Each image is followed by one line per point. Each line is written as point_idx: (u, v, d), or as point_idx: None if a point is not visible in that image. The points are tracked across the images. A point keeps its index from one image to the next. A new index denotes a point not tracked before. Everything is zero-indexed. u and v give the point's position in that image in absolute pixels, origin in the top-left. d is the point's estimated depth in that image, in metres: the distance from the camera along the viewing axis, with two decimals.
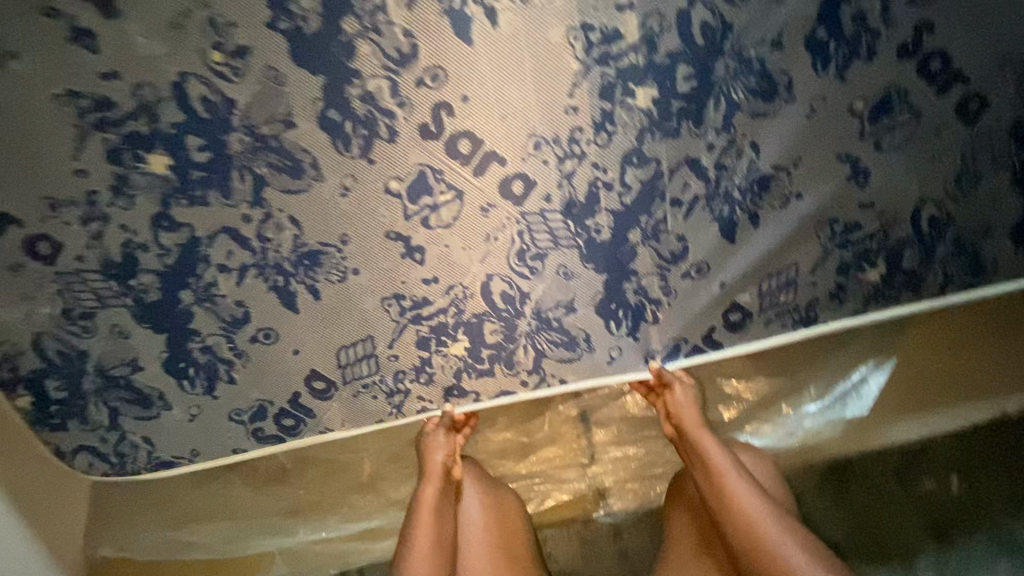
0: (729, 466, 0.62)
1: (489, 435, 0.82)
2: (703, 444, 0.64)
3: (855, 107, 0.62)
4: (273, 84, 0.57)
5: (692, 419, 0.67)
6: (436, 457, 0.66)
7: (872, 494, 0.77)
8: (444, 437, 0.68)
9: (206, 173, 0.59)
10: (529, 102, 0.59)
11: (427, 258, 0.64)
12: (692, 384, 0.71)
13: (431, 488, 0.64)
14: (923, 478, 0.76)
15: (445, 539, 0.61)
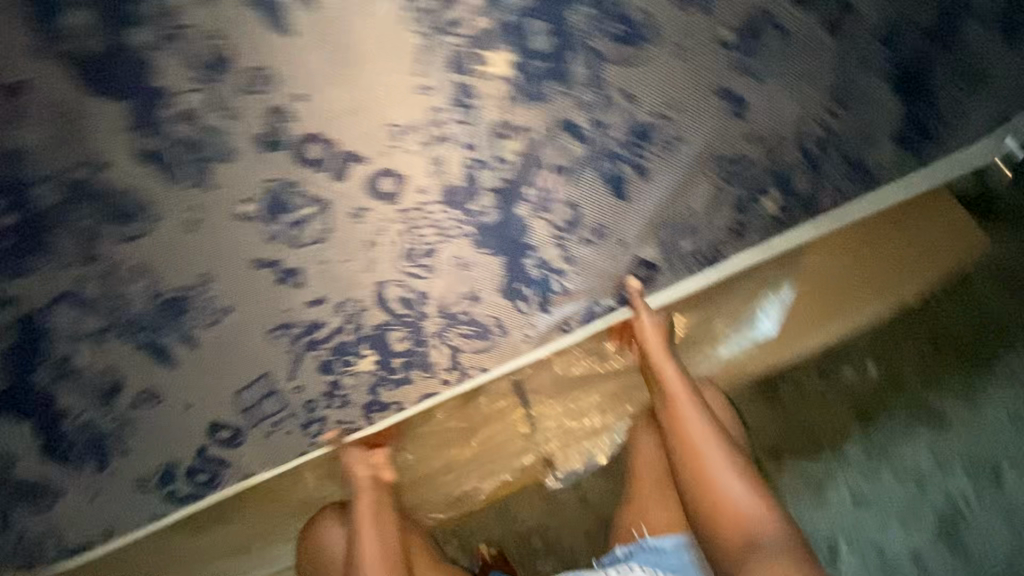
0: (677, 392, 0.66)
1: (422, 433, 0.78)
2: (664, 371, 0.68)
3: (725, 38, 0.58)
4: (62, 123, 0.47)
5: (656, 352, 0.69)
6: (361, 471, 0.68)
7: (796, 394, 0.85)
8: (362, 455, 0.69)
9: (17, 240, 0.51)
10: (376, 91, 0.53)
11: (307, 279, 0.59)
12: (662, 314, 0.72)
13: (365, 497, 0.65)
14: (843, 368, 0.84)
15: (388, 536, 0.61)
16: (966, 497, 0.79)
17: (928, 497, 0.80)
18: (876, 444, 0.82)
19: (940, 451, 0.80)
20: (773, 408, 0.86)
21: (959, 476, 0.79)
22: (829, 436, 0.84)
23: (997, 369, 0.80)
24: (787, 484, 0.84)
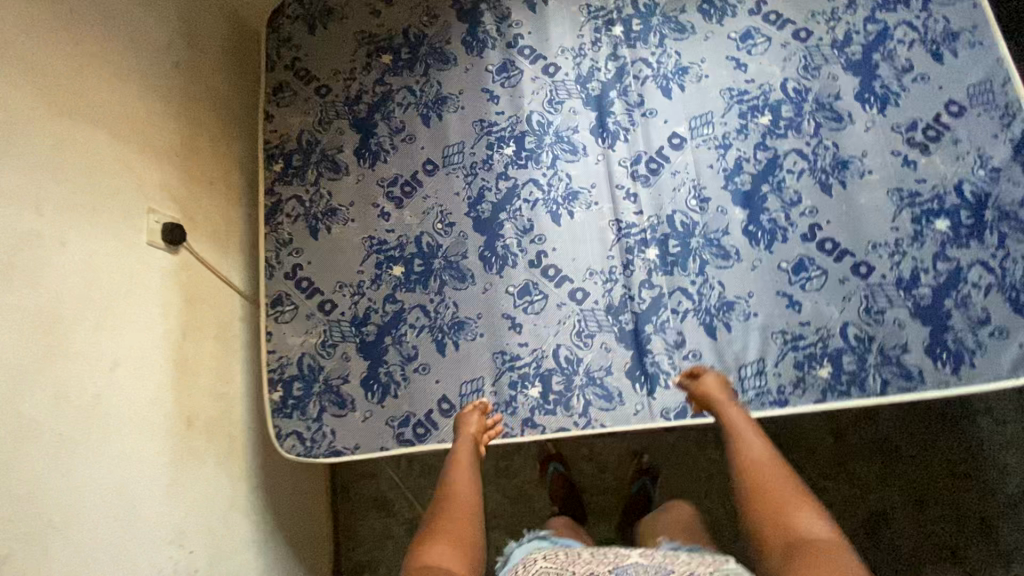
0: (748, 438, 0.89)
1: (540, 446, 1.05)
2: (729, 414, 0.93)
3: (781, 264, 1.06)
4: (462, 238, 1.16)
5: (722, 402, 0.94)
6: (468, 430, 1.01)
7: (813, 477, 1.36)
8: (477, 415, 1.03)
9: (418, 276, 1.15)
10: (589, 253, 1.12)
11: (524, 330, 1.10)
12: (722, 378, 0.98)
13: (461, 448, 0.98)
14: (842, 468, 1.36)
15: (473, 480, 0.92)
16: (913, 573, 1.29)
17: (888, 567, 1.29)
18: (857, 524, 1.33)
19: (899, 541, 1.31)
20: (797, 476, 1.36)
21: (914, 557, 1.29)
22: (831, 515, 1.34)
23: (955, 504, 1.30)
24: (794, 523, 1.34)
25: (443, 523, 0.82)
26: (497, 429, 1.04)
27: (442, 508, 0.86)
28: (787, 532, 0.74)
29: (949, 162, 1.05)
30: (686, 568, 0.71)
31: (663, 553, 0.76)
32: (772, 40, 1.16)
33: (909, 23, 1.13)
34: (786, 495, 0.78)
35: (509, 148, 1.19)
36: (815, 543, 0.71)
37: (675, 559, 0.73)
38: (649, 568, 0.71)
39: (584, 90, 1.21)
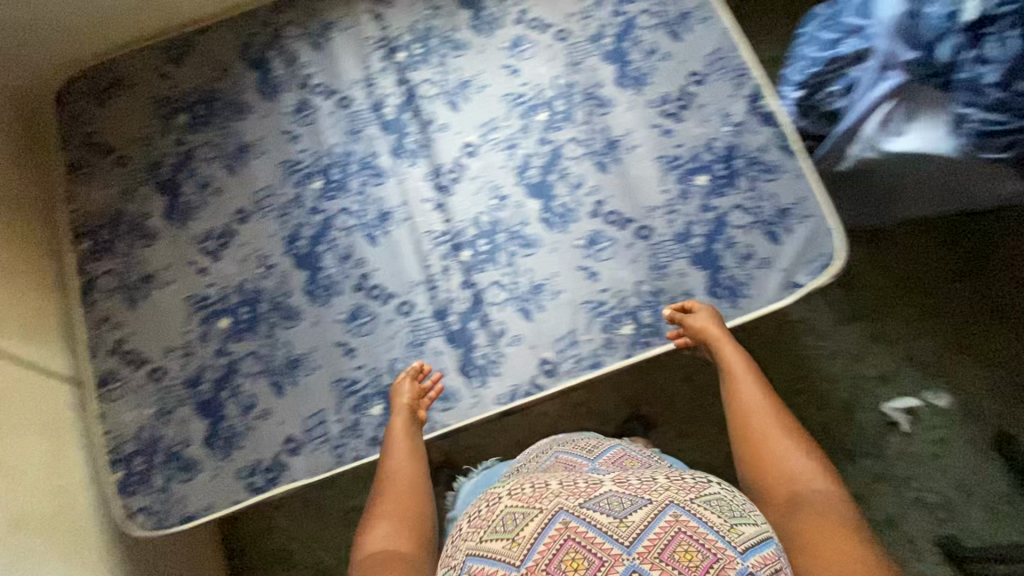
0: (739, 374, 0.96)
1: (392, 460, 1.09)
2: (726, 351, 1.00)
3: (578, 242, 1.17)
4: (284, 278, 1.18)
5: (715, 337, 1.03)
6: (400, 400, 1.05)
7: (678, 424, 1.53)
8: (410, 383, 1.06)
9: (247, 324, 1.16)
10: (408, 266, 1.17)
11: (358, 352, 1.13)
12: (708, 310, 1.07)
13: (394, 419, 1.03)
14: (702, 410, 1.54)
15: (410, 453, 0.96)
16: None
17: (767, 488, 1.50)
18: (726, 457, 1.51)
19: None
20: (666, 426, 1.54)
21: None
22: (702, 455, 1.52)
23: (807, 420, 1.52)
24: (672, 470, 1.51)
25: (384, 503, 0.86)
26: (436, 390, 1.08)
27: (385, 489, 0.90)
28: (780, 472, 0.80)
29: (699, 124, 1.20)
30: (553, 505, 0.69)
31: (557, 483, 0.75)
32: (538, 43, 1.28)
33: (649, 11, 1.27)
34: (777, 433, 0.84)
35: (317, 183, 1.23)
36: (795, 478, 0.78)
37: (546, 495, 0.72)
38: (517, 513, 0.71)
39: (379, 115, 1.27)
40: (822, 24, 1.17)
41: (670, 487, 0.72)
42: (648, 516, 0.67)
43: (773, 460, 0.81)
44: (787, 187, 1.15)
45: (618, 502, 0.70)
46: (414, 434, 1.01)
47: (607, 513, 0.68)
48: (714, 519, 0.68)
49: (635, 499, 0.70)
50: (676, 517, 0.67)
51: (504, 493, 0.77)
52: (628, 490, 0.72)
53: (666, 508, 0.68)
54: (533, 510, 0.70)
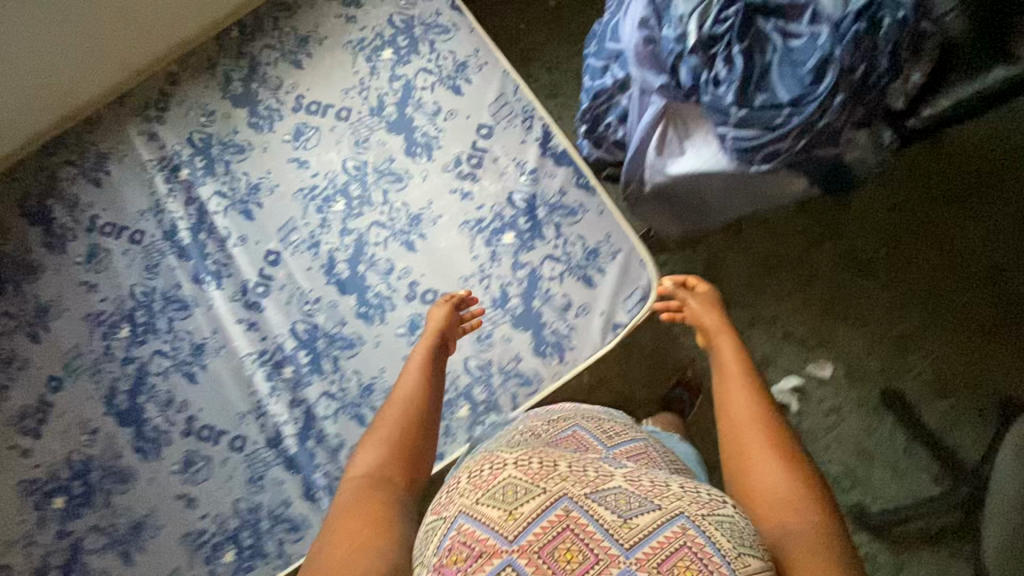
0: (731, 363, 0.81)
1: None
2: (721, 336, 0.88)
3: (398, 331, 1.11)
4: (110, 440, 1.12)
5: (713, 324, 0.91)
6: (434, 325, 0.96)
7: None
8: (445, 308, 0.99)
9: (78, 498, 1.09)
10: (233, 398, 1.12)
11: (199, 502, 1.08)
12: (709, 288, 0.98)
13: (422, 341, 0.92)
14: None
15: (435, 379, 0.85)
16: None
17: None
18: None
19: None
20: None
21: None
22: None
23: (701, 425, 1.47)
24: None
25: (386, 418, 0.76)
26: (469, 326, 1.03)
27: (390, 408, 0.78)
28: (762, 487, 0.65)
29: (495, 180, 1.16)
30: (557, 487, 0.55)
31: (566, 461, 0.60)
32: (321, 129, 1.21)
33: (425, 69, 1.22)
34: (764, 445, 0.68)
35: (124, 330, 1.16)
36: (776, 496, 0.63)
37: (554, 474, 0.57)
38: (517, 484, 0.56)
39: (175, 242, 1.20)
40: (590, 48, 1.10)
41: (683, 490, 0.59)
42: (658, 519, 0.54)
43: (755, 468, 0.67)
44: (591, 228, 1.12)
45: (625, 500, 0.56)
46: (437, 362, 0.88)
47: (614, 506, 0.55)
48: (720, 539, 0.54)
49: (647, 500, 0.56)
50: (684, 529, 0.54)
51: (507, 459, 0.60)
52: (636, 487, 0.58)
53: (673, 513, 0.55)
54: (534, 486, 0.56)
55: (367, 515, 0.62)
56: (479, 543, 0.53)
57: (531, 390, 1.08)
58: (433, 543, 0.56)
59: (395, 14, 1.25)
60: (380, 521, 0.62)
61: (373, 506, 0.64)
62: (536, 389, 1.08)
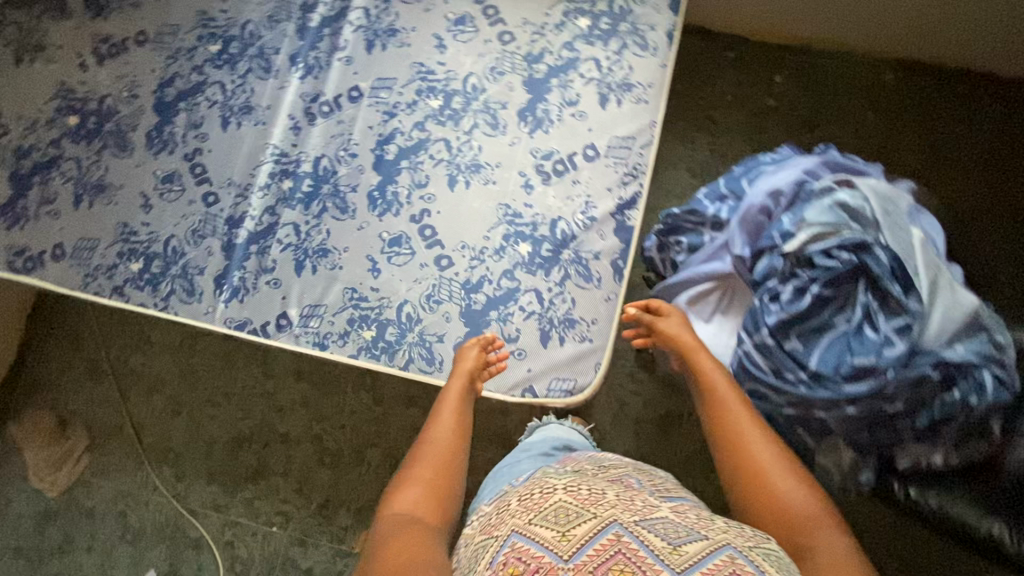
0: (722, 388, 0.82)
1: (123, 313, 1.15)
2: (700, 357, 0.88)
3: (381, 234, 1.13)
4: (137, 112, 1.21)
5: (693, 346, 0.90)
6: (464, 361, 1.02)
7: None
8: (479, 346, 1.04)
9: (86, 132, 1.20)
10: (236, 165, 1.18)
11: (150, 211, 1.17)
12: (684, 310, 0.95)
13: (454, 379, 1.00)
14: None
15: (456, 420, 0.93)
16: None
17: None
18: None
19: None
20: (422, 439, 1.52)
21: None
22: None
23: None
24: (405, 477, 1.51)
25: (422, 457, 0.85)
26: (497, 367, 1.04)
27: (420, 452, 0.87)
28: (778, 508, 0.68)
29: (559, 197, 1.12)
30: (609, 513, 0.62)
31: (613, 493, 0.67)
32: (479, 33, 1.20)
33: (596, 61, 1.17)
34: (774, 463, 0.71)
35: (215, 47, 1.23)
36: (797, 516, 0.66)
37: (605, 502, 0.64)
38: (570, 509, 0.63)
39: (304, 17, 1.23)
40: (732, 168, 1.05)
41: (725, 528, 0.64)
42: (705, 548, 0.58)
43: (770, 490, 0.69)
44: (589, 302, 1.08)
45: (675, 531, 0.61)
46: (466, 403, 0.97)
47: (662, 536, 0.59)
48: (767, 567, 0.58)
49: (691, 532, 0.62)
50: (732, 559, 0.58)
51: (559, 486, 0.69)
52: (685, 523, 0.64)
53: (721, 544, 0.60)
54: (586, 511, 0.62)
55: (410, 542, 0.69)
56: (535, 560, 0.58)
57: (426, 368, 1.08)
58: (486, 557, 0.63)
59: None
60: (428, 548, 0.69)
61: (413, 541, 0.70)
62: (430, 373, 1.08)
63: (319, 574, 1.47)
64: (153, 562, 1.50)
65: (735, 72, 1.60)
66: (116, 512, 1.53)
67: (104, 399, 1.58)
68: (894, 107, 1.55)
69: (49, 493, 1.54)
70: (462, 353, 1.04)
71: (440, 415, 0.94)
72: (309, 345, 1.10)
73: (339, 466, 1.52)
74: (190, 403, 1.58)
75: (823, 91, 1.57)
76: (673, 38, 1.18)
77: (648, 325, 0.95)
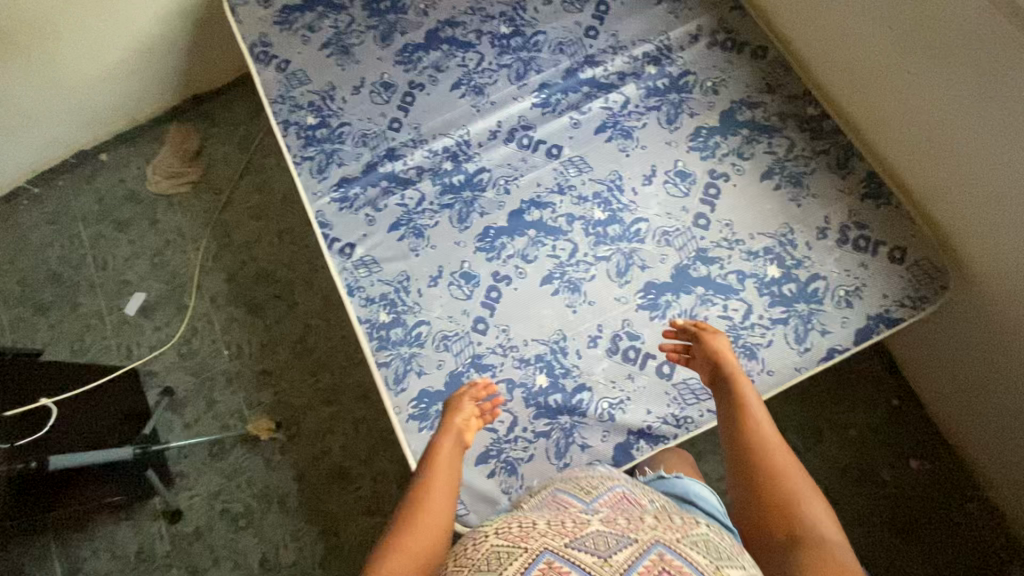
0: (757, 424, 0.87)
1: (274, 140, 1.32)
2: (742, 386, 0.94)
3: (463, 262, 1.18)
4: (416, 25, 1.36)
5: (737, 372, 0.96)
6: (457, 414, 0.97)
7: (367, 417, 1.58)
8: (470, 399, 1.00)
9: (376, 9, 1.38)
10: (432, 119, 1.29)
11: (354, 95, 1.32)
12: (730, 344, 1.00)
13: (444, 437, 0.94)
14: (379, 442, 1.56)
15: (445, 477, 0.87)
16: (303, 530, 1.50)
17: (306, 508, 1.52)
18: (335, 469, 1.54)
19: (329, 504, 1.51)
20: (362, 406, 1.60)
21: (316, 529, 1.49)
22: (338, 439, 1.57)
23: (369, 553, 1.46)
24: (327, 417, 1.59)
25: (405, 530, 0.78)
26: (492, 411, 1.02)
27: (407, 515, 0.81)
28: (805, 520, 0.76)
29: (606, 374, 1.09)
30: (539, 544, 0.65)
31: (541, 522, 0.70)
32: (684, 198, 1.17)
33: (747, 308, 1.08)
34: (799, 485, 0.80)
35: (504, 29, 1.33)
36: (813, 531, 0.74)
37: (533, 532, 0.66)
38: (502, 549, 0.66)
39: (581, 65, 1.29)
40: None
41: (656, 527, 0.70)
42: (633, 553, 0.64)
43: (785, 511, 0.77)
44: (539, 470, 1.04)
45: (603, 542, 0.66)
46: (455, 457, 0.92)
47: (593, 552, 0.63)
48: (698, 557, 0.65)
49: (621, 539, 0.67)
50: (663, 556, 0.64)
51: (489, 532, 0.70)
52: (615, 529, 0.69)
53: (649, 545, 0.65)
54: (517, 545, 0.65)
55: None
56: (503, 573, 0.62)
57: (388, 381, 1.12)
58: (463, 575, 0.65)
59: (824, 282, 1.08)
60: None
61: None
62: (388, 387, 1.11)
63: (216, 412, 1.62)
64: (149, 289, 1.75)
65: (876, 419, 1.39)
66: (165, 236, 1.79)
67: (231, 165, 1.85)
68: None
69: (147, 184, 1.84)
70: (452, 405, 0.99)
71: (433, 483, 0.85)
72: (342, 281, 1.19)
73: (300, 361, 1.64)
74: (268, 221, 1.79)
75: (939, 523, 1.30)
76: (832, 358, 1.05)
77: (697, 343, 1.01)
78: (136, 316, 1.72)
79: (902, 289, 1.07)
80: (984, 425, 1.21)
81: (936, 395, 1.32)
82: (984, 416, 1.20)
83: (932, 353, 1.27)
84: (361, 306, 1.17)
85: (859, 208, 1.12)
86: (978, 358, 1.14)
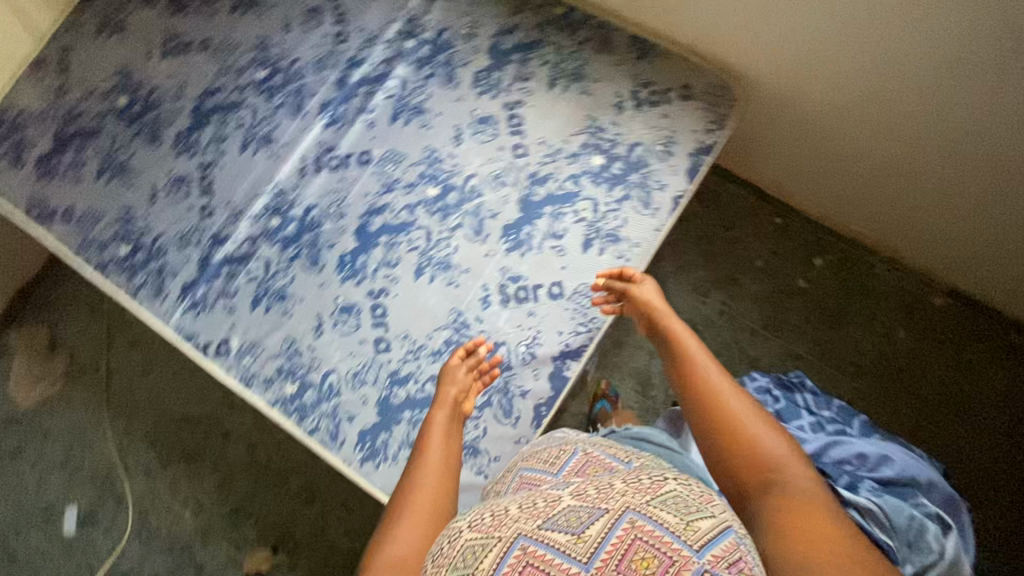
0: (699, 362, 0.86)
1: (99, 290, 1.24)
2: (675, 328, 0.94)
3: (336, 297, 1.17)
4: (176, 111, 1.32)
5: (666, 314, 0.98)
6: (450, 386, 1.01)
7: (350, 489, 1.55)
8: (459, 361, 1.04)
9: (129, 117, 1.32)
10: (239, 187, 1.26)
11: (152, 205, 1.26)
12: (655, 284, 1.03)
13: (440, 411, 0.97)
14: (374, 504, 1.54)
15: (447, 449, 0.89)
16: None
17: None
18: (348, 552, 1.51)
19: None
20: (340, 482, 1.56)
21: None
22: (335, 525, 1.53)
23: None
24: (313, 511, 1.55)
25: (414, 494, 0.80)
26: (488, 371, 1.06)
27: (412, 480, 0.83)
28: (763, 456, 0.73)
29: (511, 322, 1.12)
30: (511, 531, 0.57)
31: (513, 505, 0.63)
32: (496, 138, 1.21)
33: (594, 201, 1.15)
34: (751, 418, 0.78)
35: (261, 73, 1.32)
36: (776, 467, 0.72)
37: (507, 520, 0.59)
38: (473, 544, 0.59)
39: (347, 71, 1.29)
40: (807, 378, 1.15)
41: (625, 490, 0.60)
42: (605, 524, 0.56)
43: (744, 449, 0.75)
44: (498, 438, 1.06)
45: (574, 518, 0.58)
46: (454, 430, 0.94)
47: (563, 527, 0.57)
48: (670, 518, 0.56)
49: (594, 508, 0.58)
50: (634, 522, 0.55)
51: (464, 526, 0.63)
52: (586, 501, 0.60)
53: (620, 513, 0.56)
54: (490, 534, 0.59)
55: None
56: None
57: (326, 441, 1.10)
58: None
59: (644, 146, 1.16)
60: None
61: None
62: (329, 447, 1.10)
63: (208, 572, 1.53)
64: (75, 500, 1.61)
65: (764, 238, 1.53)
66: (65, 441, 1.66)
67: (90, 337, 1.73)
68: (931, 345, 1.43)
69: (17, 403, 1.69)
70: (446, 373, 1.03)
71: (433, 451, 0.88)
72: (235, 378, 1.15)
73: (260, 476, 1.58)
74: (157, 368, 1.69)
75: (859, 294, 1.47)
76: (680, 205, 1.14)
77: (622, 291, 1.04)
78: (78, 532, 1.59)
79: (703, 118, 1.17)
80: (862, 194, 1.35)
81: (814, 194, 1.45)
82: (860, 187, 1.34)
83: (838, 189, 1.38)
84: (264, 390, 1.14)
85: (637, 70, 1.21)
86: (836, 138, 1.25)
